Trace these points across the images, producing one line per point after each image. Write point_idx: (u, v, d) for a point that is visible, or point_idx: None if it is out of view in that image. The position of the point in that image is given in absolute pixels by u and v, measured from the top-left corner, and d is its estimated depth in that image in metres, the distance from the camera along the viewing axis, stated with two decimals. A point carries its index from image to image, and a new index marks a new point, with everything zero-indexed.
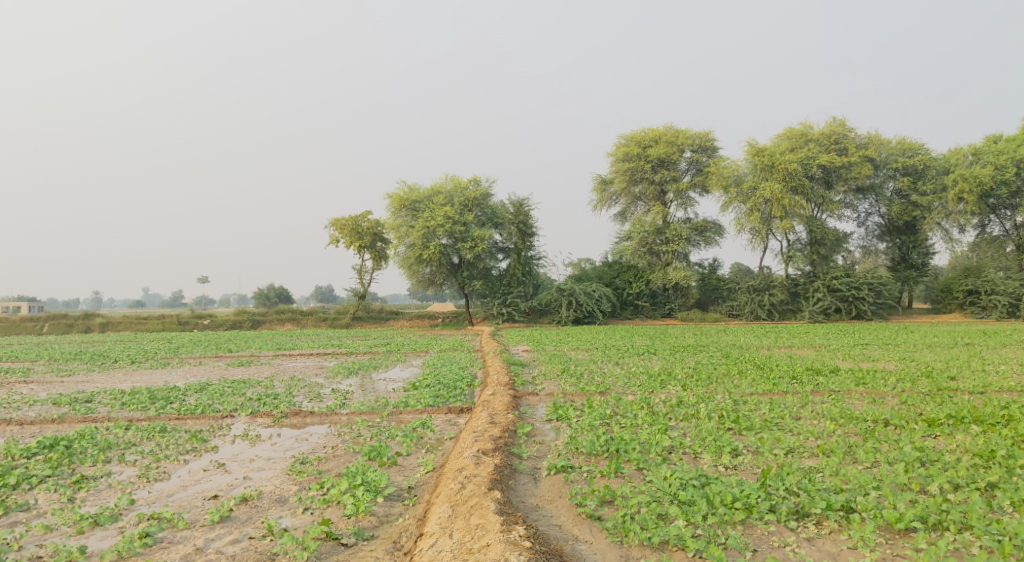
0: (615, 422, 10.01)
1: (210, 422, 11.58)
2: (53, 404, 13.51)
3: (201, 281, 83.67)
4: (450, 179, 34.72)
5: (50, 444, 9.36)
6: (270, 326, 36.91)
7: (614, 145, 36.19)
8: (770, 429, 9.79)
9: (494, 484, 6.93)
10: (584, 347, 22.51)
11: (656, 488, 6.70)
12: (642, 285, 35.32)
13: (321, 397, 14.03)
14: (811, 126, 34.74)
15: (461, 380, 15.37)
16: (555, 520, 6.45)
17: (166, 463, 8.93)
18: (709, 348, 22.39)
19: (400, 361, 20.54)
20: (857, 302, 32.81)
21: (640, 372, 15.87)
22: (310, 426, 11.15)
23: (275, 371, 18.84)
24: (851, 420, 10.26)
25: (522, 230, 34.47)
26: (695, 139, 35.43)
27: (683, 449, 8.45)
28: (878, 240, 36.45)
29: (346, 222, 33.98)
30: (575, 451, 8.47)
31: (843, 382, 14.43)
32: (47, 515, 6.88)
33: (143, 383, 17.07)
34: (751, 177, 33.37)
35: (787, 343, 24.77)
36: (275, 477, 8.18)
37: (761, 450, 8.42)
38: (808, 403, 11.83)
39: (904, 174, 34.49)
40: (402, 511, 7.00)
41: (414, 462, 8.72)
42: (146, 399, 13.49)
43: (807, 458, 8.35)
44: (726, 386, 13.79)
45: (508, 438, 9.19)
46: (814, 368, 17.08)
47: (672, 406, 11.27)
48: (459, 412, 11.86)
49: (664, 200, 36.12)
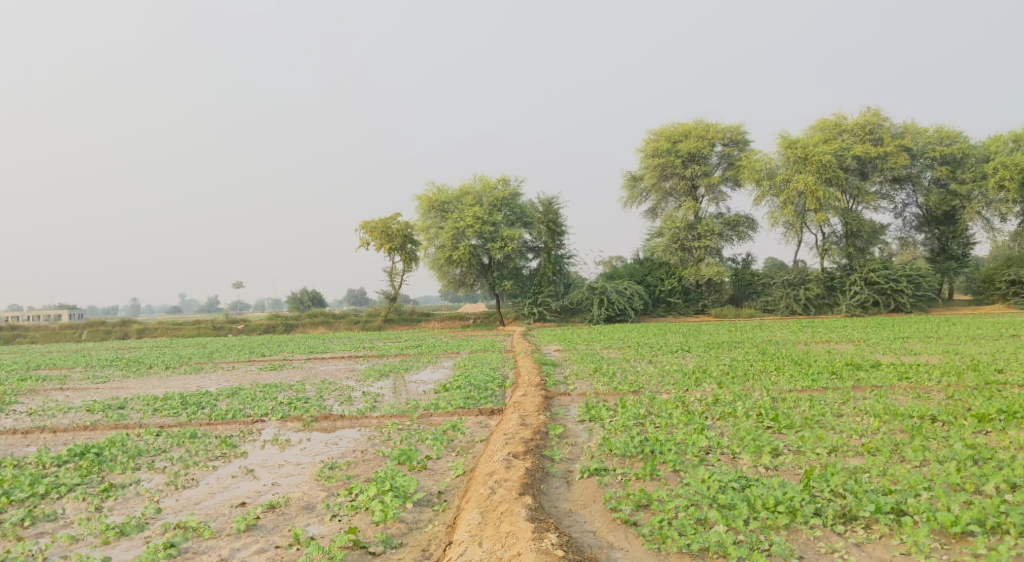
0: (649, 422, 9.74)
1: (240, 427, 11.56)
2: (87, 411, 13.65)
3: (235, 286, 84.68)
4: (478, 179, 34.62)
5: (80, 452, 9.41)
6: (303, 330, 37.17)
7: (643, 141, 35.79)
8: (811, 427, 9.42)
9: (526, 489, 6.72)
10: (616, 345, 22.20)
11: (693, 491, 6.42)
12: (674, 282, 34.87)
13: (352, 400, 13.96)
14: (845, 116, 34.02)
15: (492, 380, 15.19)
16: (589, 526, 6.22)
17: (195, 470, 8.90)
18: (744, 344, 21.94)
19: (432, 362, 20.43)
20: (896, 294, 31.96)
21: (675, 370, 15.54)
22: (340, 430, 11.07)
23: (306, 374, 18.87)
24: (896, 417, 9.85)
25: (552, 229, 34.22)
26: (725, 132, 34.89)
27: (721, 450, 8.17)
28: (916, 231, 35.52)
29: (375, 224, 34.07)
30: (609, 452, 8.22)
31: (885, 377, 13.95)
32: (74, 525, 6.85)
33: (176, 388, 17.24)
34: (784, 170, 32.73)
35: (824, 337, 24.18)
36: (304, 483, 8.08)
37: (803, 450, 8.09)
38: (850, 400, 11.41)
39: (942, 163, 33.51)
40: (431, 517, 6.84)
41: (444, 466, 8.56)
42: (178, 405, 13.55)
43: (852, 458, 7.99)
44: (764, 383, 13.41)
45: (539, 440, 8.97)
46: (855, 363, 16.57)
47: (708, 405, 10.96)
48: (490, 414, 11.67)
49: (695, 195, 35.58)
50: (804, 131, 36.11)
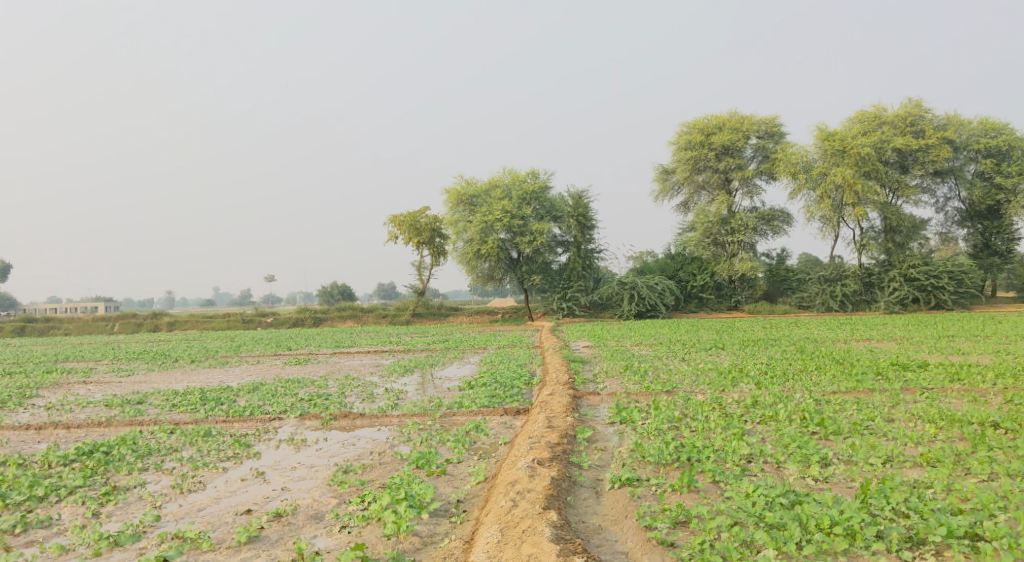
0: (685, 426, 9.10)
1: (257, 425, 11.17)
2: (105, 405, 13.38)
3: (268, 279, 85.72)
4: (507, 172, 33.99)
5: (88, 451, 9.05)
6: (331, 324, 36.96)
7: (676, 134, 34.88)
8: (861, 433, 8.67)
9: (550, 503, 6.13)
10: (647, 342, 21.50)
11: (736, 507, 5.78)
12: (706, 277, 33.96)
13: (374, 397, 13.45)
14: (885, 107, 32.83)
15: (519, 378, 14.60)
16: (621, 546, 5.61)
17: (203, 471, 8.48)
18: (781, 341, 21.05)
19: (458, 357, 19.92)
20: (937, 291, 30.73)
21: (710, 369, 14.83)
22: (360, 430, 10.60)
23: (331, 369, 18.46)
24: (954, 423, 9.03)
25: (581, 223, 33.55)
26: (760, 124, 33.84)
27: (764, 458, 7.48)
28: (957, 227, 34.16)
29: (403, 218, 33.65)
30: (641, 460, 7.61)
31: (935, 378, 13.07)
32: (66, 533, 6.52)
33: (199, 383, 16.97)
34: (821, 163, 31.62)
35: (864, 335, 23.19)
36: (316, 489, 7.58)
37: (855, 459, 7.34)
38: (900, 403, 10.62)
39: (986, 156, 32.14)
40: (448, 531, 6.30)
41: (465, 471, 8.01)
42: (197, 400, 13.18)
43: (910, 469, 7.21)
44: (805, 383, 12.62)
45: (567, 444, 8.38)
46: (901, 363, 15.63)
47: (747, 407, 10.28)
48: (515, 414, 11.09)
49: (729, 188, 34.59)
50: (842, 123, 34.90)
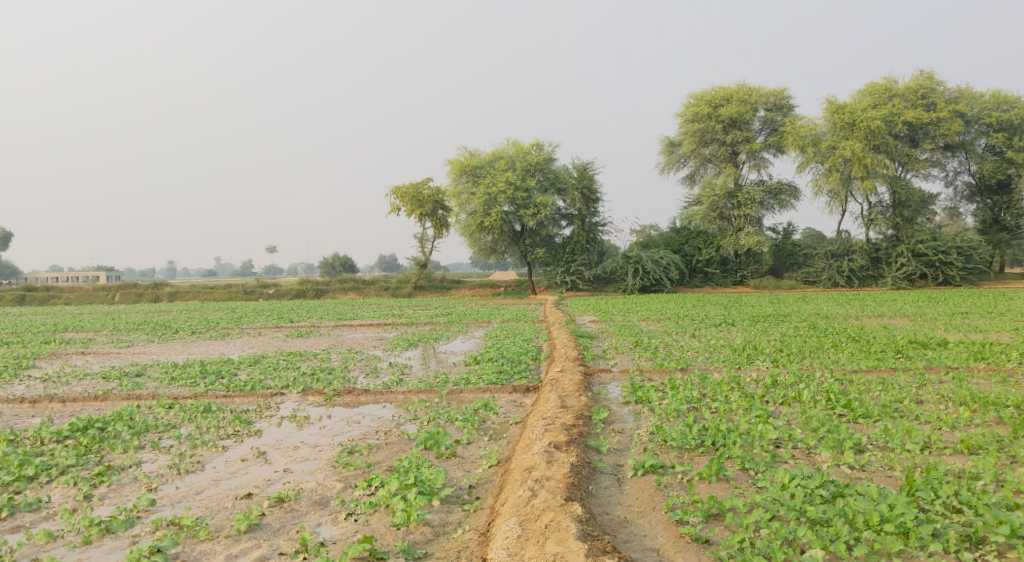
0: (705, 408, 8.67)
1: (259, 400, 10.78)
2: (103, 378, 13.00)
3: (269, 249, 85.56)
4: (511, 143, 33.28)
5: (82, 427, 8.66)
6: (333, 296, 36.53)
7: (682, 106, 34.06)
8: (892, 417, 8.23)
9: (572, 493, 5.73)
10: (654, 317, 21.02)
11: (774, 500, 5.37)
12: (712, 251, 33.40)
13: (378, 372, 13.06)
14: (896, 80, 31.96)
15: (527, 353, 14.23)
16: (652, 542, 5.23)
17: (203, 450, 8.08)
18: (792, 317, 20.63)
19: (462, 331, 19.48)
20: (945, 267, 30.23)
21: (723, 346, 14.39)
22: (364, 407, 10.20)
23: (333, 342, 18.07)
24: (988, 405, 8.56)
25: (587, 196, 32.94)
26: (769, 96, 33.03)
27: (793, 443, 7.07)
28: (966, 202, 33.49)
29: (407, 189, 33.09)
30: (663, 445, 7.19)
31: (958, 357, 12.62)
32: (55, 518, 6.13)
33: (199, 355, 16.62)
34: (830, 136, 30.90)
35: (875, 311, 22.77)
36: (320, 471, 7.19)
37: (891, 446, 6.88)
38: (926, 384, 10.18)
39: (998, 130, 31.40)
40: (461, 519, 5.92)
41: (476, 454, 7.58)
42: (196, 374, 12.77)
43: (951, 457, 6.76)
44: (823, 362, 12.19)
45: (583, 427, 7.94)
46: (919, 341, 15.15)
47: (767, 387, 9.85)
48: (524, 392, 10.66)
49: (736, 161, 33.94)
50: (852, 96, 34.02)
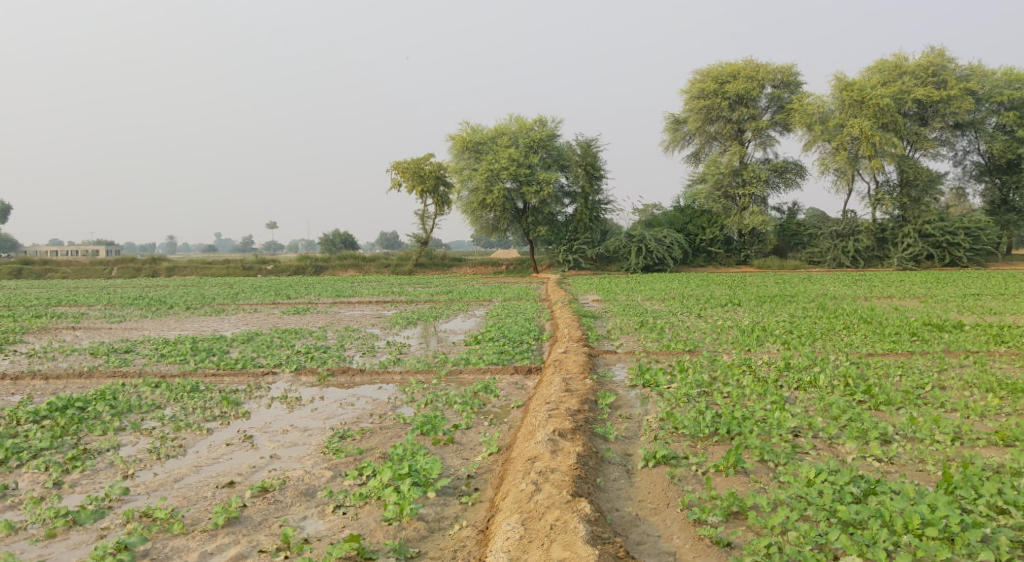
0: (717, 393, 8.19)
1: (249, 379, 10.34)
2: (90, 354, 12.54)
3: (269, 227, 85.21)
4: (515, 118, 32.50)
5: (62, 407, 8.21)
6: (332, 273, 36.08)
7: (688, 82, 33.28)
8: (915, 404, 7.76)
9: (579, 488, 5.29)
10: (658, 296, 20.58)
11: (802, 500, 4.92)
12: (716, 231, 32.84)
13: (375, 351, 12.61)
14: (906, 56, 31.15)
15: (529, 332, 13.77)
16: (667, 545, 4.79)
17: (186, 433, 7.61)
18: (800, 298, 20.14)
19: (462, 310, 19.03)
20: (952, 248, 29.72)
21: (730, 327, 13.92)
22: (358, 388, 9.75)
23: (330, 320, 17.60)
24: (1015, 393, 8.07)
25: (591, 173, 32.32)
26: (776, 73, 32.21)
27: (813, 432, 6.60)
28: (975, 181, 32.82)
29: (408, 164, 32.47)
30: (675, 433, 6.72)
31: (976, 340, 12.13)
32: (20, 507, 5.73)
33: (192, 331, 16.17)
34: (838, 114, 30.12)
35: (885, 292, 22.30)
36: (308, 457, 6.73)
37: (919, 436, 6.41)
38: (947, 369, 9.70)
39: (1009, 108, 30.65)
40: (458, 514, 5.48)
41: (475, 440, 7.12)
42: (187, 351, 12.33)
43: (985, 450, 6.29)
44: (836, 345, 11.70)
45: (588, 413, 7.47)
46: (933, 323, 14.64)
47: (781, 371, 9.39)
48: (526, 373, 10.21)
49: (742, 139, 33.27)
50: (861, 73, 33.17)
